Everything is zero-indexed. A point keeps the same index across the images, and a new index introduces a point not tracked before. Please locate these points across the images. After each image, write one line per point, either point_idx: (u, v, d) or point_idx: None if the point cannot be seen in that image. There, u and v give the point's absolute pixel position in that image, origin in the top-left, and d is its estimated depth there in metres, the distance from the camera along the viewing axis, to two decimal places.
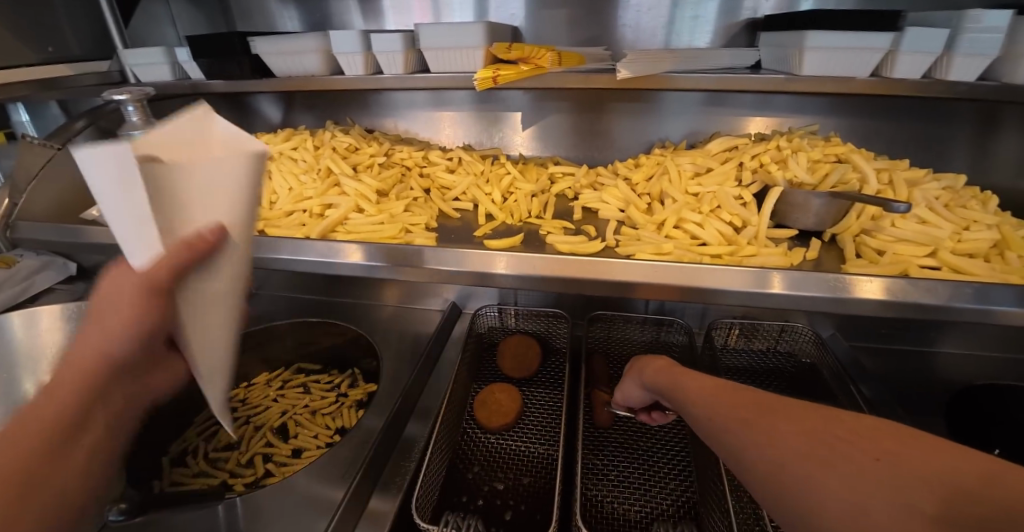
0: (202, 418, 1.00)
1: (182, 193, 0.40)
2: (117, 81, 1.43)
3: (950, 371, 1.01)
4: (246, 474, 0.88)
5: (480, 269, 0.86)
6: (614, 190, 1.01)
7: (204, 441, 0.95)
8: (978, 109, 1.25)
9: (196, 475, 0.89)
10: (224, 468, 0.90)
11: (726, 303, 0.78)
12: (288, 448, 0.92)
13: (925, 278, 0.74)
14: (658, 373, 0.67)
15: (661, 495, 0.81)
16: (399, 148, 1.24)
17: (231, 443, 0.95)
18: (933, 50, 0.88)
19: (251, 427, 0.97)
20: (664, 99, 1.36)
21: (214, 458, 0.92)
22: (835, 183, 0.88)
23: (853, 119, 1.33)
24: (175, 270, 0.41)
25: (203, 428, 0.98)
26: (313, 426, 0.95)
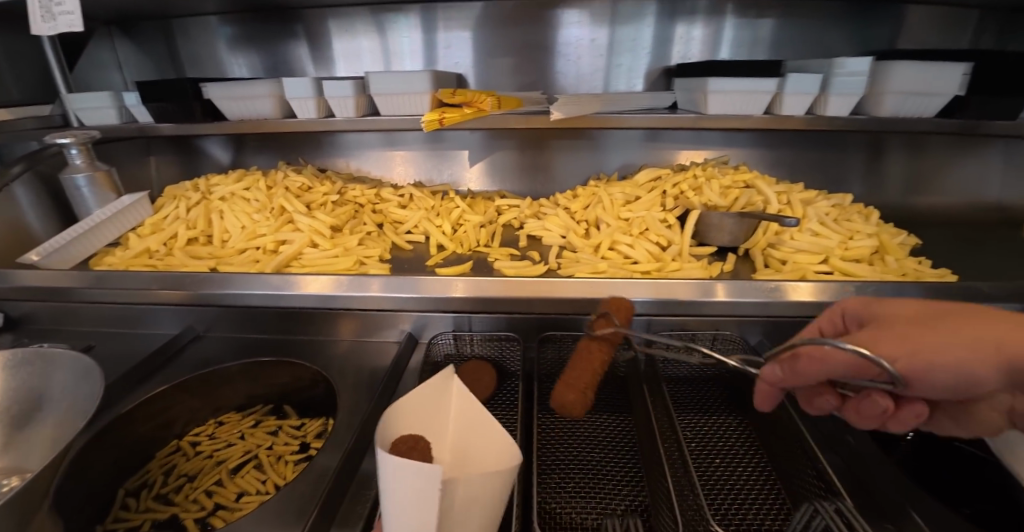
0: (164, 452, 1.00)
1: (471, 496, 0.59)
2: (60, 125, 1.40)
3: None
4: (194, 510, 0.87)
5: (439, 294, 0.92)
6: (555, 219, 1.09)
7: (163, 475, 0.96)
8: (864, 138, 1.46)
9: (140, 511, 0.88)
10: (173, 503, 0.90)
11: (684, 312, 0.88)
12: (233, 492, 0.90)
13: (819, 282, 0.85)
14: (959, 337, 0.50)
15: (615, 501, 0.84)
16: (351, 187, 1.29)
17: (186, 478, 0.94)
18: (811, 92, 1.03)
19: (211, 461, 0.97)
20: (600, 136, 1.48)
21: (164, 493, 0.92)
22: (744, 205, 1.01)
23: (763, 150, 1.50)
24: None
25: (163, 462, 0.98)
26: (272, 471, 0.93)
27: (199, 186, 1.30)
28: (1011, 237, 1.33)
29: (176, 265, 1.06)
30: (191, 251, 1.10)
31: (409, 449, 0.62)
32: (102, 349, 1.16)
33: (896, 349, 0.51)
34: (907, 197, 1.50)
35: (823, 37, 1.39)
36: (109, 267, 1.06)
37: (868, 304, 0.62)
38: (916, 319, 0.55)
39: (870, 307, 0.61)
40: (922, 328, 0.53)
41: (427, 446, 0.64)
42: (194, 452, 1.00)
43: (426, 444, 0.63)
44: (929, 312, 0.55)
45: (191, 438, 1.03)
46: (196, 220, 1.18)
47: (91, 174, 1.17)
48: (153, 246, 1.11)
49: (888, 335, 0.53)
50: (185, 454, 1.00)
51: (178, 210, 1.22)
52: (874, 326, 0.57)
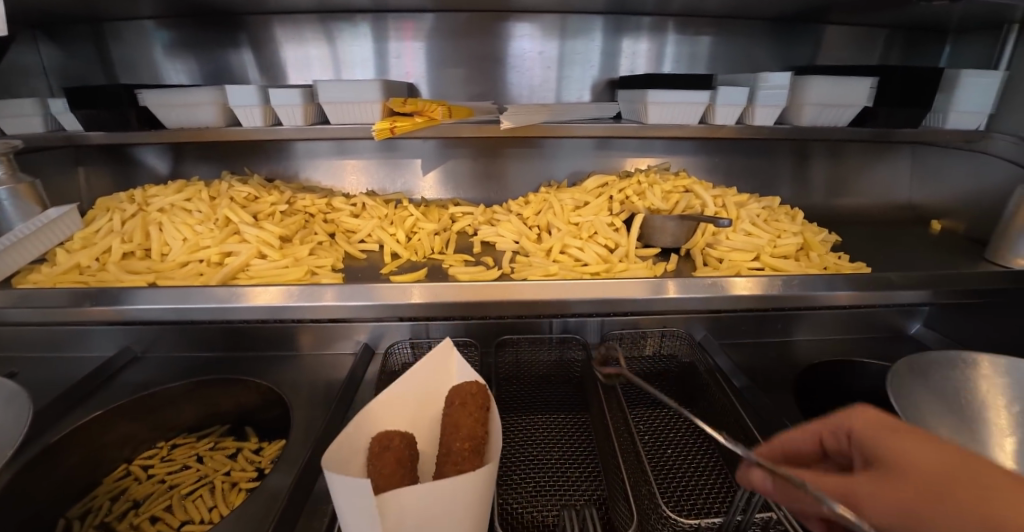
0: (113, 477, 0.95)
1: (428, 515, 0.60)
2: None
3: (808, 351, 1.20)
4: None
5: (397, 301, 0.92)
6: (508, 225, 1.11)
7: (110, 501, 0.91)
8: (792, 146, 1.58)
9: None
10: (115, 530, 0.85)
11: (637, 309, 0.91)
12: (178, 518, 0.86)
13: (752, 276, 0.92)
14: (955, 514, 0.38)
15: (575, 499, 0.85)
16: (301, 196, 1.26)
17: (134, 504, 0.90)
18: (739, 104, 1.11)
19: (163, 485, 0.92)
20: (550, 145, 1.53)
21: (106, 520, 0.87)
22: (684, 208, 1.07)
23: (702, 157, 1.59)
24: None
25: (112, 486, 0.94)
26: (222, 499, 0.89)
27: (135, 197, 1.24)
28: (920, 233, 1.47)
29: (110, 280, 1.00)
30: (127, 266, 1.05)
31: (382, 450, 0.68)
32: (26, 374, 1.08)
33: (893, 519, 0.41)
34: (832, 199, 1.63)
35: (752, 54, 1.50)
36: (34, 285, 0.99)
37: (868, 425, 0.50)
38: (934, 476, 0.41)
39: (877, 433, 0.49)
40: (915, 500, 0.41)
41: (400, 443, 0.70)
42: (146, 476, 0.96)
43: (400, 443, 0.70)
44: (943, 465, 0.42)
45: (141, 461, 0.98)
46: (133, 233, 1.12)
47: (14, 187, 1.09)
48: (84, 261, 1.05)
49: (884, 493, 0.42)
50: (138, 477, 0.95)
51: (112, 223, 1.15)
52: (881, 472, 0.45)
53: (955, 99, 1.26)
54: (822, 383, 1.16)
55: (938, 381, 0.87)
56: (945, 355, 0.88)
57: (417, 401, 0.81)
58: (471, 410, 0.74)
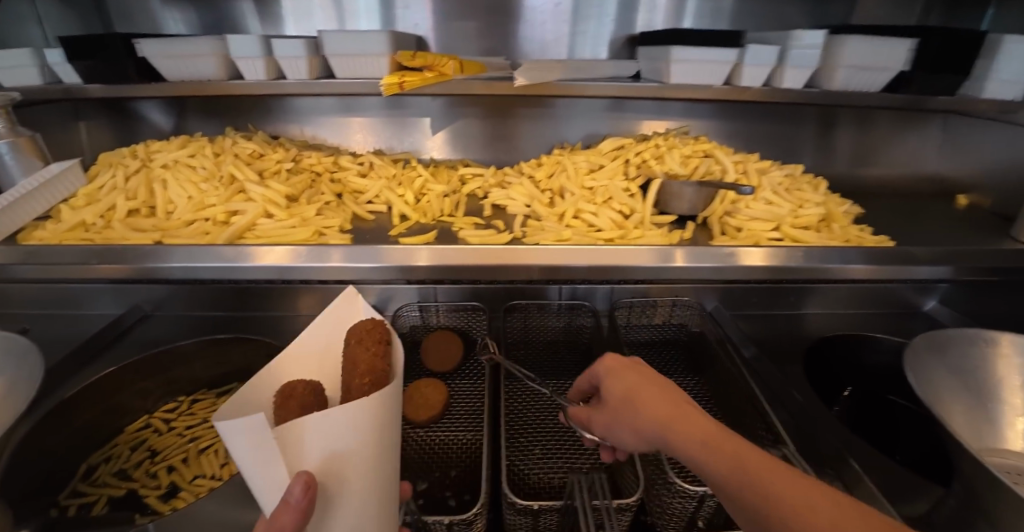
0: (134, 427, 0.97)
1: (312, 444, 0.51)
2: None
3: (817, 324, 1.18)
4: (152, 487, 0.86)
5: (404, 264, 0.91)
6: (519, 188, 1.08)
7: (130, 449, 0.93)
8: (817, 111, 1.51)
9: (96, 486, 0.86)
10: (132, 478, 0.88)
11: (643, 276, 0.89)
12: (191, 472, 0.88)
13: (772, 246, 0.90)
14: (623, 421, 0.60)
15: (578, 460, 0.86)
16: (307, 154, 1.22)
17: (152, 454, 0.92)
18: (768, 63, 1.05)
19: (181, 437, 0.94)
20: (564, 105, 1.47)
21: (124, 469, 0.90)
22: (704, 173, 1.03)
23: (722, 121, 1.53)
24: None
25: (132, 437, 0.95)
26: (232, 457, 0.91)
27: (138, 153, 1.21)
28: (945, 207, 1.43)
29: (117, 238, 0.99)
30: (133, 224, 1.03)
31: (285, 400, 0.57)
32: (39, 332, 1.08)
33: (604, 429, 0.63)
34: (854, 168, 1.57)
35: (782, 10, 1.41)
36: (39, 242, 0.98)
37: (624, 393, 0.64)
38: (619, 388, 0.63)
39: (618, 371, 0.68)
40: (626, 414, 0.60)
41: (305, 392, 0.58)
42: (165, 428, 0.97)
43: (304, 390, 0.58)
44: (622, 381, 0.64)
45: (161, 413, 1.00)
46: (137, 190, 1.10)
47: (14, 141, 1.06)
48: (89, 219, 1.03)
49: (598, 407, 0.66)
50: (157, 429, 0.97)
51: (115, 179, 1.13)
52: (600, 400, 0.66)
53: (995, 65, 1.18)
54: (833, 356, 1.14)
55: (956, 358, 0.84)
56: (966, 332, 0.84)
57: (331, 351, 0.70)
58: (368, 345, 0.61)
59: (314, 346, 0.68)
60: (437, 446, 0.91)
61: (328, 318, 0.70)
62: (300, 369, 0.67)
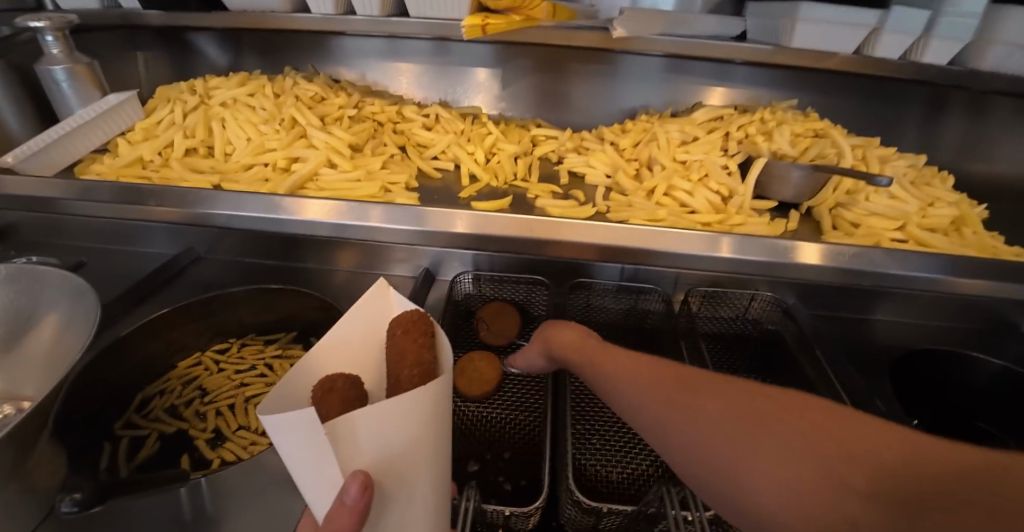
0: (186, 362, 0.95)
1: (375, 443, 0.45)
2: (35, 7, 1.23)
3: (886, 334, 1.08)
4: (199, 430, 0.85)
5: (440, 229, 0.85)
6: (601, 155, 1.02)
7: (183, 385, 0.92)
8: (932, 92, 1.33)
9: (148, 419, 0.85)
10: (182, 417, 0.87)
11: (700, 267, 0.83)
12: (237, 421, 0.86)
13: (895, 249, 0.83)
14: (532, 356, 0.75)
15: (640, 456, 0.81)
16: (370, 101, 1.15)
17: (202, 393, 0.90)
18: (913, 32, 0.95)
19: (230, 381, 0.92)
20: (643, 65, 1.34)
21: (175, 406, 0.89)
22: (816, 156, 0.95)
23: (821, 95, 1.37)
24: None
25: (185, 371, 0.94)
26: None
27: (197, 88, 1.16)
28: None
29: (174, 178, 0.94)
30: (190, 164, 0.99)
31: (323, 395, 0.50)
32: (94, 268, 1.07)
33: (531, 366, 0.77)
34: (959, 162, 1.40)
35: None
36: (97, 177, 0.95)
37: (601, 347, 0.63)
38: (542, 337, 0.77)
39: None
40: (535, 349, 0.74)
41: (347, 386, 0.52)
42: (217, 368, 0.95)
43: (346, 385, 0.52)
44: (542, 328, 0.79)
45: (214, 351, 0.98)
46: (195, 128, 1.05)
47: (71, 66, 1.02)
48: (147, 155, 0.99)
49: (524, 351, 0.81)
50: (208, 368, 0.95)
51: (173, 115, 1.08)
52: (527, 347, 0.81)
53: None
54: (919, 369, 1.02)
55: None
56: None
57: (369, 344, 0.62)
58: (415, 336, 0.55)
59: (354, 331, 0.61)
60: (490, 426, 0.86)
61: (369, 303, 0.62)
62: (337, 364, 0.59)
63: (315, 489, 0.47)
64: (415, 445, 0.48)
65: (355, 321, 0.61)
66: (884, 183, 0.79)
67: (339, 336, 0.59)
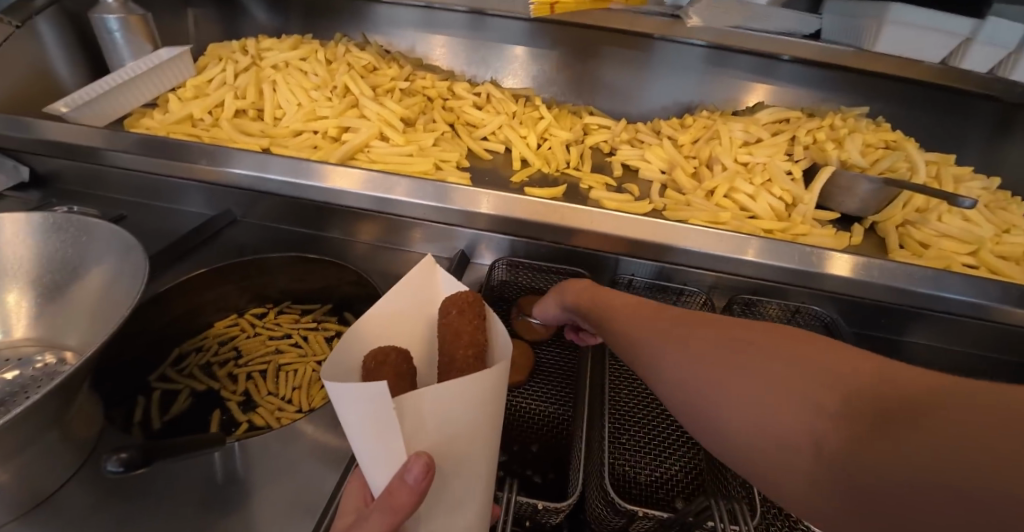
0: (223, 323, 0.95)
1: (436, 426, 0.45)
2: None
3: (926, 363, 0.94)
4: (232, 391, 0.84)
5: (467, 209, 0.85)
6: (658, 150, 1.00)
7: (219, 345, 0.92)
8: (1004, 111, 1.26)
9: (182, 375, 0.85)
10: (216, 376, 0.87)
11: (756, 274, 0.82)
12: (270, 386, 0.85)
13: (965, 274, 0.81)
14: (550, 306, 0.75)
15: (671, 461, 0.80)
16: (421, 75, 1.12)
17: (236, 355, 0.90)
18: (1005, 45, 0.90)
19: (264, 345, 0.92)
20: (699, 57, 1.29)
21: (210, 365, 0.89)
22: (886, 169, 0.92)
23: (886, 104, 1.30)
24: (391, 521, 0.43)
25: (222, 331, 0.94)
26: (306, 383, 0.86)
27: (248, 48, 1.15)
28: None
29: (223, 139, 0.94)
30: (240, 125, 0.98)
31: (376, 368, 0.50)
32: (134, 222, 1.07)
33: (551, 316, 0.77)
34: None
35: None
36: (147, 131, 0.94)
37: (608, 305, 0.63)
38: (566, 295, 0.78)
39: None
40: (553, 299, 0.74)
41: (399, 361, 0.52)
42: (253, 331, 0.95)
43: (398, 358, 0.52)
44: None
45: (251, 314, 0.98)
46: (245, 89, 1.04)
47: (125, 17, 1.00)
48: (197, 113, 0.98)
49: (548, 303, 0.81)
50: (244, 330, 0.95)
51: (224, 74, 1.07)
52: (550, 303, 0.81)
53: None
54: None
55: None
56: None
57: (415, 322, 0.61)
58: (470, 318, 0.55)
59: (403, 305, 0.60)
60: (520, 416, 0.85)
61: (416, 277, 0.60)
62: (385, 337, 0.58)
63: (373, 466, 0.47)
64: (470, 432, 0.47)
65: (405, 298, 0.60)
66: (967, 205, 0.75)
67: (388, 311, 0.59)
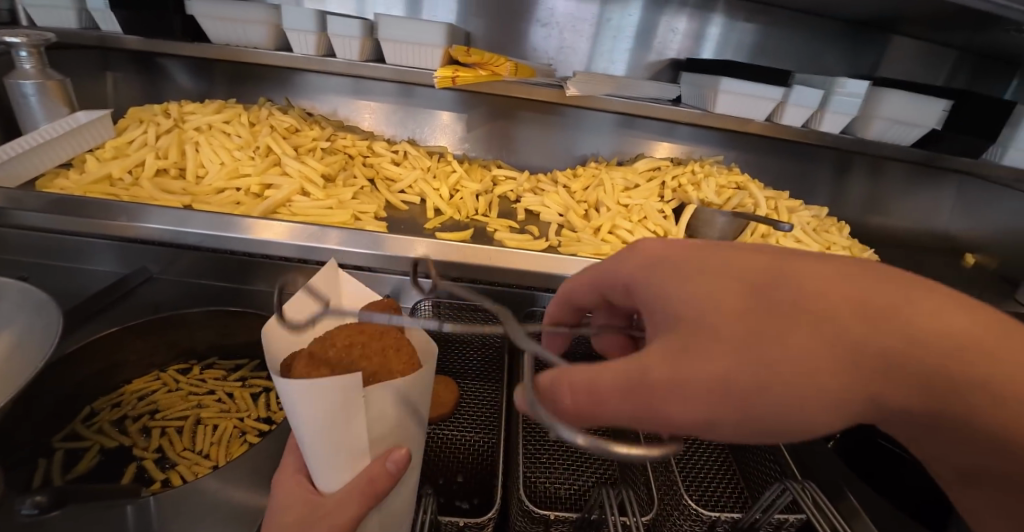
0: (142, 380, 0.94)
1: (386, 419, 0.53)
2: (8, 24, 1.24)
3: None
4: (144, 449, 0.83)
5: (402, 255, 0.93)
6: (554, 197, 1.15)
7: (138, 400, 0.91)
8: (834, 158, 1.55)
9: (91, 431, 0.84)
10: (128, 433, 0.85)
11: None
12: (187, 441, 0.85)
13: None
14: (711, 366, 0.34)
15: (586, 473, 0.87)
16: (342, 135, 1.23)
17: (154, 409, 0.89)
18: (811, 106, 1.13)
19: (185, 400, 0.92)
20: (592, 117, 1.48)
21: (124, 423, 0.87)
22: (736, 205, 1.12)
23: (748, 154, 1.55)
24: (359, 506, 0.52)
25: (142, 387, 0.93)
26: (223, 445, 0.85)
27: (171, 111, 1.20)
28: (953, 266, 1.51)
29: (144, 197, 0.96)
30: (161, 184, 1.01)
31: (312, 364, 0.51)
32: (38, 284, 1.04)
33: (697, 393, 0.34)
34: (861, 216, 1.61)
35: (811, 54, 1.51)
36: (61, 191, 0.95)
37: (715, 405, 0.34)
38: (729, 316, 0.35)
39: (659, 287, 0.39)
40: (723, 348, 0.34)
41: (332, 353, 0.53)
42: (177, 385, 0.95)
43: (331, 349, 0.53)
44: (727, 294, 0.36)
45: (175, 370, 0.98)
46: (167, 150, 1.08)
47: (42, 83, 1.03)
48: (116, 173, 1.01)
49: (689, 357, 0.35)
50: (167, 385, 0.94)
51: (146, 136, 1.11)
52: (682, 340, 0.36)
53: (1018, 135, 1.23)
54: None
55: None
56: None
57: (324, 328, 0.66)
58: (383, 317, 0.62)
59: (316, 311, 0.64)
60: (441, 446, 0.88)
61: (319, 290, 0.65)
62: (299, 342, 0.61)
63: (324, 464, 0.53)
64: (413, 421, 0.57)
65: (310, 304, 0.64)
66: (786, 228, 0.94)
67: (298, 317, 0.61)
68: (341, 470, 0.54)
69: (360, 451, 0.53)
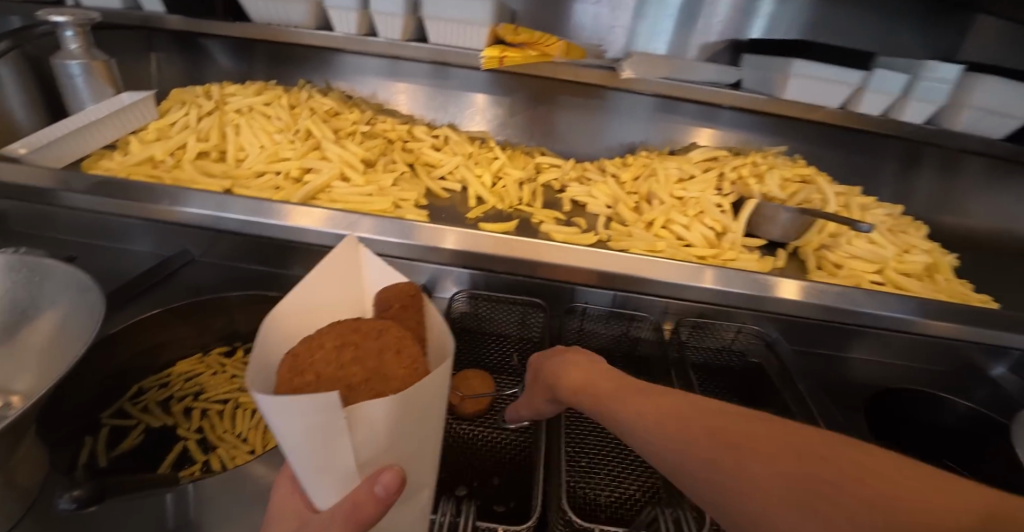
0: (189, 363, 0.94)
1: (382, 440, 0.41)
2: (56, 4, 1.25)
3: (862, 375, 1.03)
4: (189, 429, 0.83)
5: (434, 244, 0.89)
6: (602, 187, 1.09)
7: (184, 380, 0.91)
8: (903, 149, 1.43)
9: (138, 409, 0.84)
10: (172, 413, 0.85)
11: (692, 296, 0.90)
12: (229, 425, 0.84)
13: (875, 291, 0.92)
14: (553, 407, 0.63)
15: (628, 481, 0.83)
16: (382, 119, 1.19)
17: (199, 390, 0.89)
18: (892, 92, 1.03)
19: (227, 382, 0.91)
20: (640, 102, 1.41)
21: (169, 403, 0.87)
22: (801, 201, 1.04)
23: (807, 144, 1.44)
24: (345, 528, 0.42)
25: (186, 370, 0.92)
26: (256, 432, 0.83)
27: (212, 93, 1.19)
28: None
29: (185, 180, 0.96)
30: (202, 167, 1.01)
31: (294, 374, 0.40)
32: (84, 264, 1.05)
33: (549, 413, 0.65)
34: (932, 214, 1.49)
35: (884, 36, 1.39)
36: (106, 173, 0.95)
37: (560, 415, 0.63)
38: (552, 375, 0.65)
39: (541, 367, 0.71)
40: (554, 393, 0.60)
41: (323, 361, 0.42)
42: (221, 366, 0.94)
43: (321, 356, 0.41)
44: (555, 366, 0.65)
45: (218, 351, 0.97)
46: (209, 132, 1.07)
47: (88, 62, 1.03)
48: (159, 155, 1.00)
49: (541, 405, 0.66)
50: (212, 366, 0.94)
51: (187, 118, 1.11)
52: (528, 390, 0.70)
53: None
54: (895, 411, 0.95)
55: None
56: None
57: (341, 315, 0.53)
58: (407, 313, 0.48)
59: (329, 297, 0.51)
60: (478, 443, 0.85)
61: (335, 270, 0.52)
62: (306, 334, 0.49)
63: (312, 480, 0.44)
64: (423, 437, 0.45)
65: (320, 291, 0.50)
66: (864, 228, 0.85)
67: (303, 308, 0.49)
68: (330, 488, 0.44)
69: (347, 471, 0.42)
